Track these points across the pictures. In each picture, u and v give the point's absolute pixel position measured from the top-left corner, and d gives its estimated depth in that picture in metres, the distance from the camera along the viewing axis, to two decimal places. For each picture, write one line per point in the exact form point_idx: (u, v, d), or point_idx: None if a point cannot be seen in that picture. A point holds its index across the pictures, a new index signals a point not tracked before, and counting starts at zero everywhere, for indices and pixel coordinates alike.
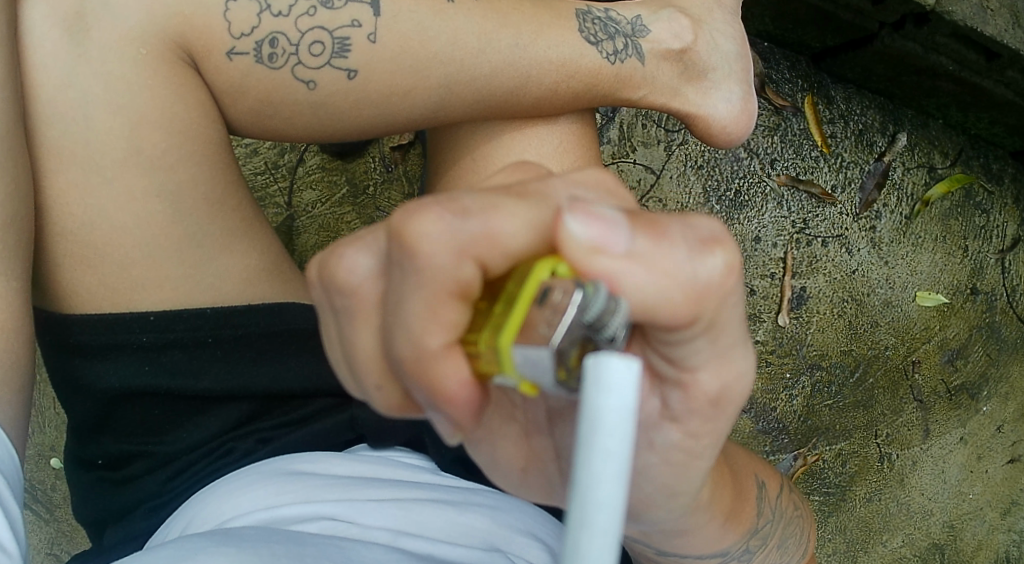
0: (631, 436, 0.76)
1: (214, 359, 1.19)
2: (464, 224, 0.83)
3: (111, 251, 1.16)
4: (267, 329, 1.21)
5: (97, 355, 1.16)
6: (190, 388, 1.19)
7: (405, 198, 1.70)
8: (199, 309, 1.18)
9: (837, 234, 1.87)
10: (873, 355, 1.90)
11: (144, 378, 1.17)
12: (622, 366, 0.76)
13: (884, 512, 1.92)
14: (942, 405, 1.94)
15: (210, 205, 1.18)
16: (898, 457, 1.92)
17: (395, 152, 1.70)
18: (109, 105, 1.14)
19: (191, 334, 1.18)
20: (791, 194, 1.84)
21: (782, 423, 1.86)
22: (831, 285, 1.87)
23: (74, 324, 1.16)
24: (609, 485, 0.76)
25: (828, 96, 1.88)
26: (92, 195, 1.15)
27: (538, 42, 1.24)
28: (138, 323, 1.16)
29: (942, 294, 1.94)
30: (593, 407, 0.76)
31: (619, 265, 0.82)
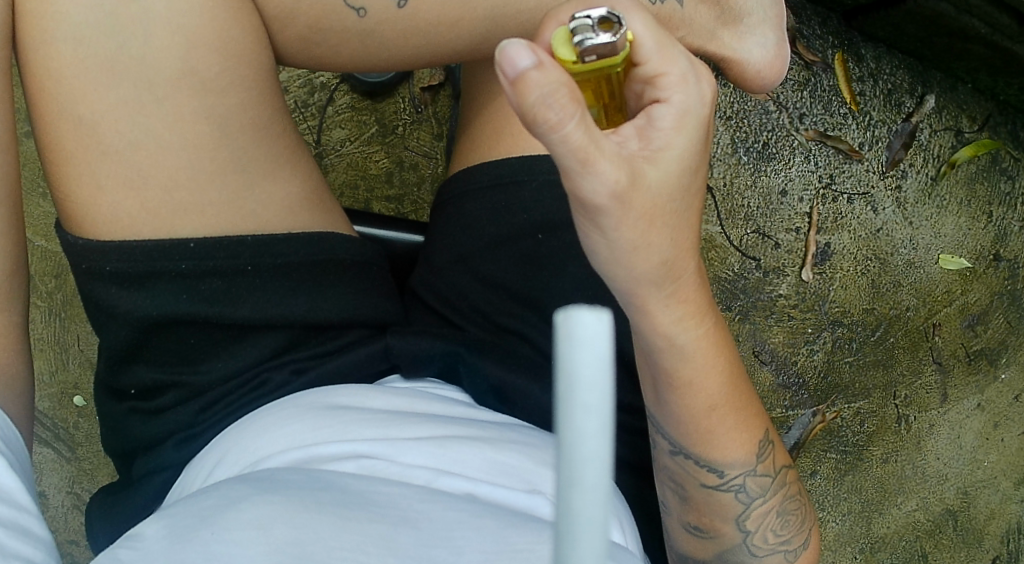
0: (610, 390, 0.74)
1: (254, 287, 1.19)
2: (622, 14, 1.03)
3: (154, 173, 1.16)
4: (306, 257, 1.21)
5: (133, 282, 1.15)
6: (227, 316, 1.18)
7: (434, 139, 1.70)
8: (239, 237, 1.18)
9: (863, 192, 1.86)
10: (894, 314, 1.90)
11: (181, 306, 1.16)
12: (593, 320, 0.74)
13: (899, 475, 1.95)
14: (961, 368, 1.97)
15: (251, 132, 1.20)
16: (916, 419, 1.95)
17: (425, 93, 1.69)
18: (167, 23, 1.14)
19: (231, 263, 1.17)
20: (818, 148, 1.83)
21: (802, 378, 1.85)
22: (856, 243, 1.86)
23: (109, 251, 1.14)
24: (592, 439, 0.74)
25: (859, 54, 1.86)
26: (138, 115, 1.15)
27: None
28: (178, 250, 1.16)
29: (965, 258, 1.95)
30: (569, 363, 0.73)
31: (665, 65, 1.04)
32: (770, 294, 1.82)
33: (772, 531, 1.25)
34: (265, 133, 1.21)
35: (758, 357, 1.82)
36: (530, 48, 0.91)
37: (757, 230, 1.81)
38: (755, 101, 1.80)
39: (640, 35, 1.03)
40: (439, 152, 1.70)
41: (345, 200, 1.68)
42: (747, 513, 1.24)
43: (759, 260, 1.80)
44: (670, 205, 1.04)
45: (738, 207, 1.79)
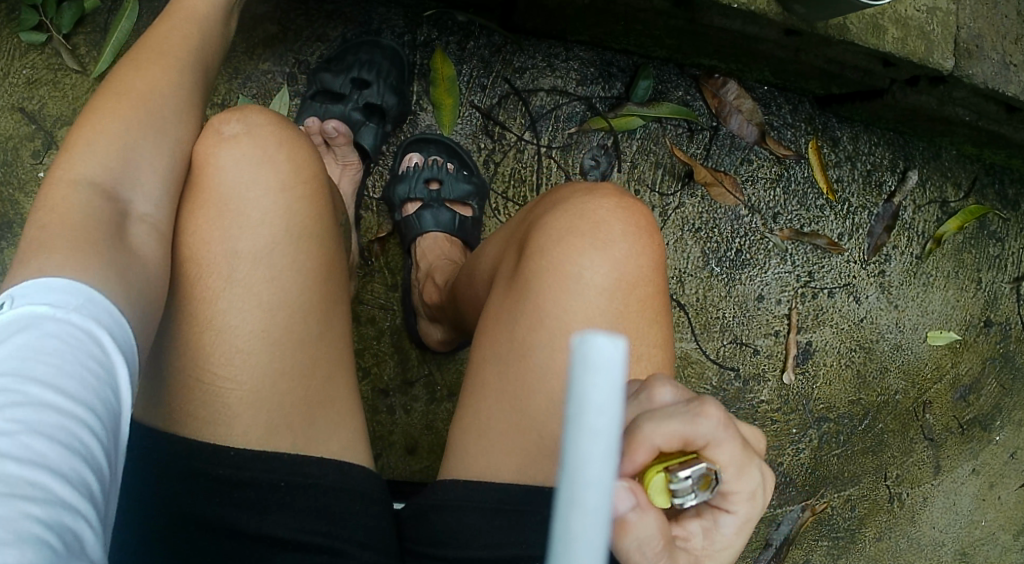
0: (619, 414, 0.70)
1: (282, 506, 1.11)
2: (686, 415, 0.90)
3: (242, 376, 1.13)
4: (336, 484, 1.13)
5: (171, 474, 1.11)
6: (250, 529, 1.10)
7: (389, 290, 1.65)
8: (276, 453, 1.12)
9: (844, 283, 1.77)
10: (882, 400, 1.85)
11: (212, 508, 1.10)
12: (609, 344, 0.69)
13: (894, 549, 1.93)
14: (954, 439, 1.93)
15: (319, 344, 1.17)
16: (909, 495, 1.92)
17: (374, 245, 1.64)
18: (255, 219, 1.16)
19: (265, 476, 1.11)
20: (794, 248, 1.74)
21: (790, 477, 1.82)
22: (839, 336, 1.79)
23: (155, 444, 1.11)
24: (600, 467, 0.70)
25: (833, 138, 1.77)
26: (227, 308, 1.13)
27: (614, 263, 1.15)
28: (217, 454, 1.11)
29: (954, 331, 1.87)
30: (580, 386, 0.69)
31: (737, 480, 0.94)
32: (751, 401, 1.75)
33: None
34: (313, 361, 1.16)
35: None
36: (632, 495, 0.88)
37: (734, 340, 1.73)
38: (725, 208, 1.71)
39: (723, 459, 0.92)
40: (395, 303, 1.65)
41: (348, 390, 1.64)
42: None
43: (738, 370, 1.73)
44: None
45: (713, 320, 1.71)
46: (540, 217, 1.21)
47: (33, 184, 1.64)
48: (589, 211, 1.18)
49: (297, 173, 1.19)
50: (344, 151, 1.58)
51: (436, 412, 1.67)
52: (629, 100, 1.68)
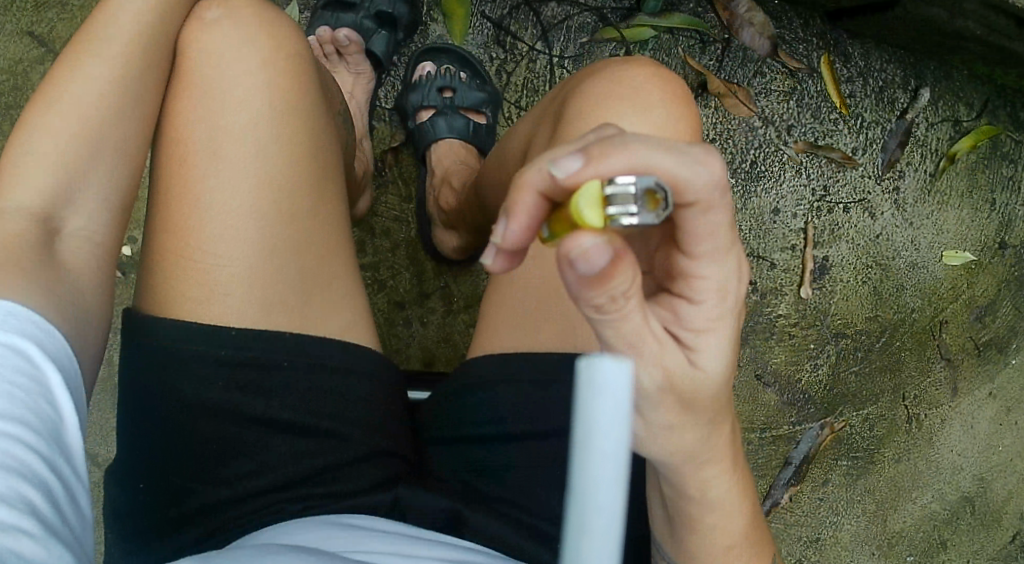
0: (626, 436, 0.86)
1: (285, 385, 1.20)
2: (675, 159, 0.92)
3: (230, 250, 1.20)
4: (333, 364, 1.22)
5: (171, 363, 1.19)
6: (256, 410, 1.20)
7: (402, 202, 1.68)
8: (278, 332, 1.20)
9: (859, 198, 1.80)
10: (899, 318, 1.86)
11: (217, 392, 1.19)
12: (614, 366, 0.87)
13: (913, 472, 1.95)
14: (970, 360, 1.95)
15: (308, 220, 1.24)
16: (927, 416, 1.93)
17: (388, 156, 1.69)
18: (240, 99, 1.23)
19: (268, 356, 1.19)
20: (809, 160, 1.77)
21: (808, 393, 1.84)
22: (855, 252, 1.81)
23: (153, 329, 1.19)
24: (604, 466, 0.86)
25: (845, 54, 1.80)
26: (213, 184, 1.20)
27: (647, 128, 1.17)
28: (220, 338, 1.18)
29: (969, 251, 1.90)
30: (587, 405, 0.87)
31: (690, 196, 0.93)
32: (769, 315, 1.79)
33: None
34: (302, 235, 1.23)
35: (760, 379, 1.81)
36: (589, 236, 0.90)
37: (752, 252, 1.76)
38: (739, 118, 1.74)
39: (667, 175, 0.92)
40: (409, 215, 1.69)
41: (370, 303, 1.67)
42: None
43: (755, 284, 1.77)
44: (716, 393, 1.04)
45: None
46: (572, 92, 1.23)
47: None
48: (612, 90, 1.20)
49: (278, 53, 1.26)
50: (356, 60, 1.63)
51: (453, 324, 1.69)
52: (641, 12, 1.71)
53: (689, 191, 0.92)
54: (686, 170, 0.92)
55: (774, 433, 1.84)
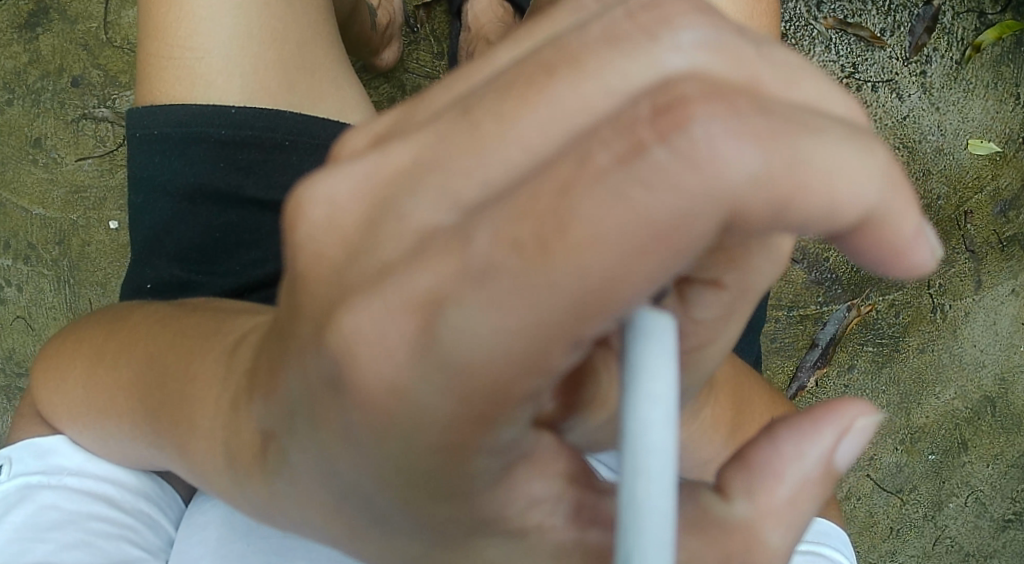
0: (675, 380, 0.74)
1: (289, 165, 1.35)
2: (773, 68, 0.78)
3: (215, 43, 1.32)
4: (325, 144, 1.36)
5: (175, 143, 1.33)
6: (259, 195, 1.35)
7: (435, 58, 1.67)
8: (280, 111, 1.33)
9: (887, 78, 1.85)
10: (925, 205, 1.90)
11: (218, 174, 1.33)
12: (658, 313, 0.75)
13: (937, 364, 1.97)
14: (994, 255, 1.96)
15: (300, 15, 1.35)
16: (950, 308, 1.96)
17: (419, 12, 1.67)
18: None
19: (269, 135, 1.33)
20: (838, 37, 1.84)
21: (835, 273, 1.88)
22: (883, 132, 1.86)
23: (152, 116, 1.33)
24: (660, 430, 0.74)
25: None
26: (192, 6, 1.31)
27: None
28: (221, 115, 1.32)
29: (994, 143, 1.92)
30: (637, 354, 0.74)
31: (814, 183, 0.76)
32: None
33: None
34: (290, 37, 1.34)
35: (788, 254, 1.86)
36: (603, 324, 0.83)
37: None
38: None
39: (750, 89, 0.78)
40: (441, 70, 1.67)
41: None
42: None
43: None
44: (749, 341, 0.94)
45: None
46: None
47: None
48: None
49: None
50: None
51: None
52: None
53: (893, 222, 0.77)
54: (895, 195, 0.77)
55: (801, 312, 1.89)
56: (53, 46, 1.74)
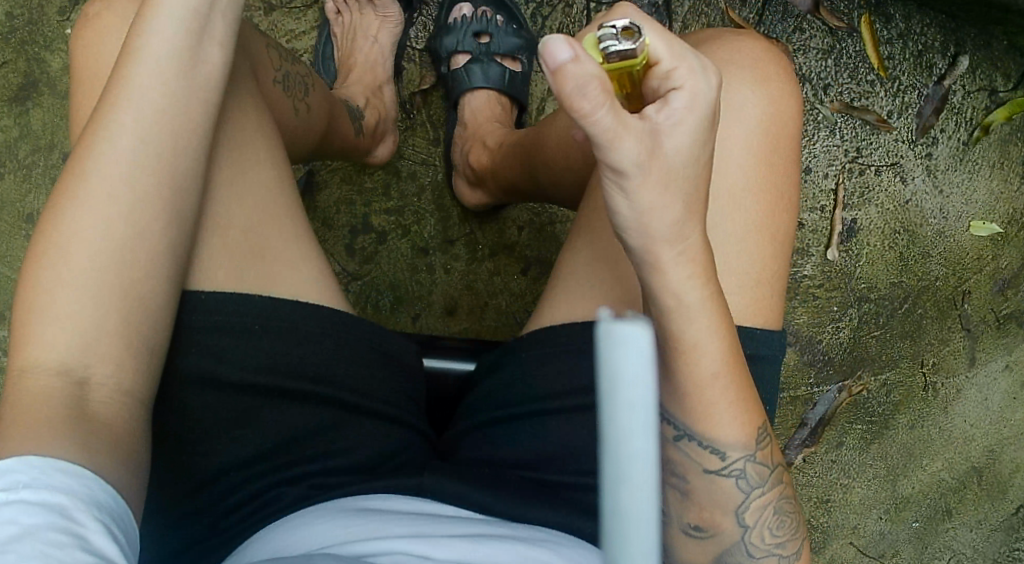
0: (652, 386, 0.76)
1: None
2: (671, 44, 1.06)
3: None
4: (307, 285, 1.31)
5: None
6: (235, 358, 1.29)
7: (430, 144, 1.65)
8: None
9: (892, 162, 1.81)
10: (923, 285, 1.89)
11: None
12: (632, 331, 0.75)
13: (926, 438, 1.98)
14: (990, 333, 1.95)
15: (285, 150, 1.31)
16: (943, 385, 1.96)
17: (415, 97, 1.64)
18: None
19: None
20: (843, 121, 1.79)
21: (828, 355, 1.87)
22: (884, 216, 1.83)
23: None
24: (640, 436, 0.76)
25: (886, 14, 1.79)
26: None
27: (728, 118, 1.20)
28: None
29: (996, 223, 1.89)
30: (616, 363, 0.75)
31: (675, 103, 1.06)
32: (795, 274, 1.83)
33: (772, 531, 1.23)
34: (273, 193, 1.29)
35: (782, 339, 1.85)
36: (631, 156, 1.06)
37: None
38: None
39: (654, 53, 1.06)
40: (437, 158, 1.65)
41: (384, 260, 1.66)
42: (747, 502, 1.22)
43: None
44: (718, 318, 1.14)
45: None
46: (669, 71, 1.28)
47: (60, 40, 1.65)
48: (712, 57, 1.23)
49: None
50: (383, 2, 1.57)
51: (477, 272, 1.69)
52: None
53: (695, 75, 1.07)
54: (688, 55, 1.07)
55: (792, 394, 1.88)
56: (46, 120, 1.64)
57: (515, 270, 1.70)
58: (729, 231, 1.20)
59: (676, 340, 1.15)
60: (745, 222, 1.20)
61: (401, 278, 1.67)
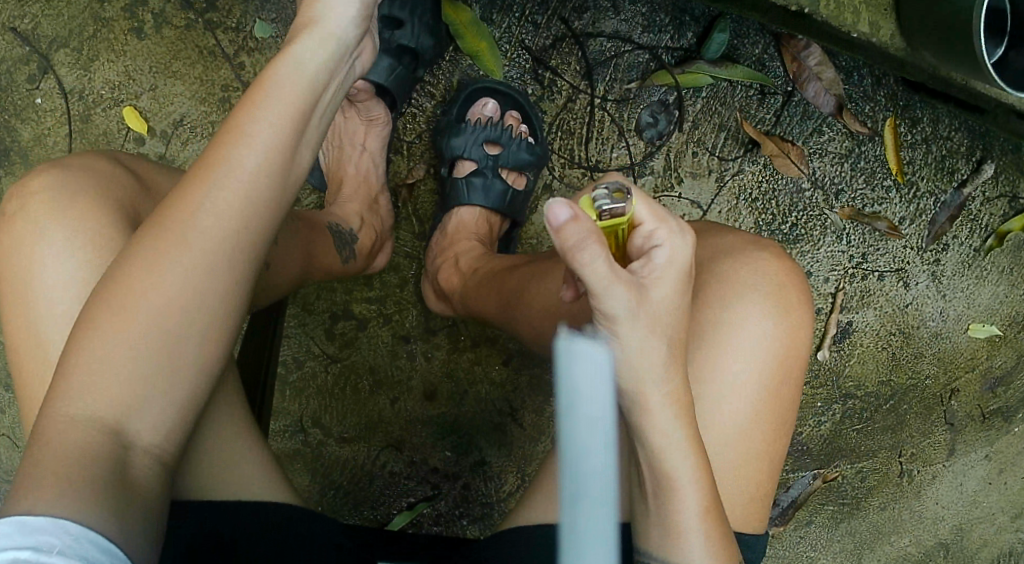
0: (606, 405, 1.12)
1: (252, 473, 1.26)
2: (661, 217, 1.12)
3: None
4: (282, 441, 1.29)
5: None
6: None
7: (416, 238, 1.63)
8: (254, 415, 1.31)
9: (896, 268, 1.79)
10: (911, 383, 1.86)
11: None
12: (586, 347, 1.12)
13: (897, 518, 1.89)
14: (974, 426, 1.89)
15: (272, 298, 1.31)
16: (919, 471, 1.89)
17: (403, 191, 1.63)
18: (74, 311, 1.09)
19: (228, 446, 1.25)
20: (852, 227, 1.76)
21: (807, 444, 1.85)
22: (881, 319, 1.81)
23: None
24: (593, 453, 1.10)
25: (913, 119, 1.76)
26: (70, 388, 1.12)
27: (740, 345, 1.29)
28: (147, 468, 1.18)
29: (995, 325, 1.85)
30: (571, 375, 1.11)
31: (653, 260, 1.12)
32: None
33: None
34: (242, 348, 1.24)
35: None
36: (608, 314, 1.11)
37: None
38: (787, 178, 1.73)
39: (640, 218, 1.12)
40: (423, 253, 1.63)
41: (366, 351, 1.64)
42: None
43: None
44: (701, 457, 1.15)
45: None
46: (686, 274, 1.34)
47: (28, 110, 1.58)
48: (730, 278, 1.32)
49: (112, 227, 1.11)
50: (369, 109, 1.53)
51: (459, 361, 1.67)
52: (701, 57, 1.67)
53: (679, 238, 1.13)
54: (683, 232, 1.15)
55: None
56: None
57: (497, 361, 1.68)
58: (729, 455, 1.29)
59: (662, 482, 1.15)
60: (745, 448, 1.29)
61: (384, 372, 1.65)
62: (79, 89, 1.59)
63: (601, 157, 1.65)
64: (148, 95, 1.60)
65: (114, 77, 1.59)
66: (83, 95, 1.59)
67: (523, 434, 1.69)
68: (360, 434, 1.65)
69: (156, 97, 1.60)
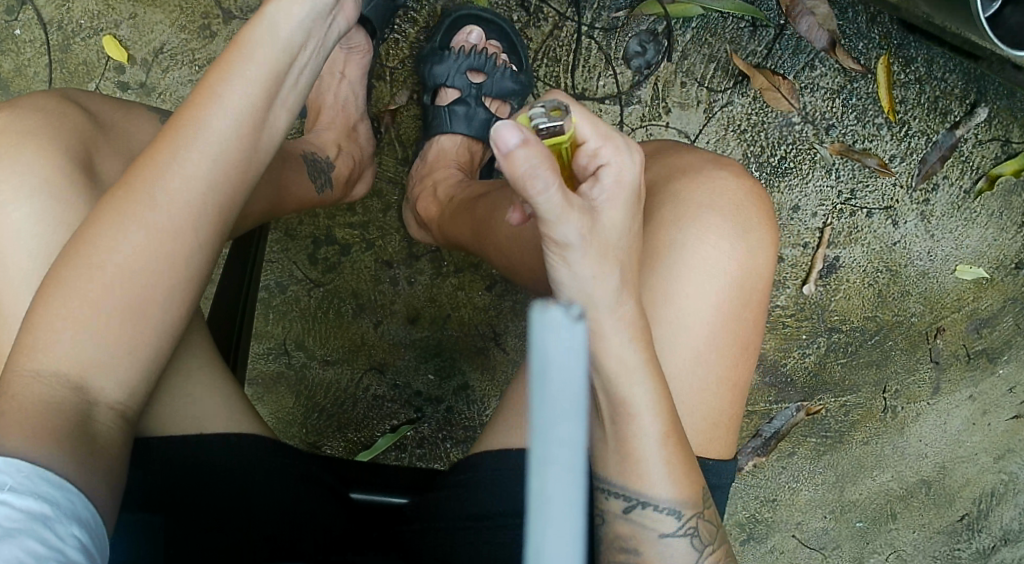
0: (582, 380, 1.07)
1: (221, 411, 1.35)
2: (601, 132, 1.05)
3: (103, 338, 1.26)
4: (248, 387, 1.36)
5: None
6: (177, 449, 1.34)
7: (398, 164, 1.67)
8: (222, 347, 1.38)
9: (885, 206, 1.79)
10: (897, 320, 1.84)
11: None
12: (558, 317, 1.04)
13: (878, 454, 1.87)
14: (958, 365, 1.86)
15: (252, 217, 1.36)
16: (902, 408, 1.86)
17: (385, 116, 1.67)
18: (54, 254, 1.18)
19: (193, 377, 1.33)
20: (841, 164, 1.77)
21: (791, 377, 1.83)
22: (869, 256, 1.80)
23: None
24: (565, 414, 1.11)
25: (907, 58, 1.75)
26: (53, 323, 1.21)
27: (701, 270, 1.22)
28: None
29: (983, 268, 1.83)
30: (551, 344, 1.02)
31: (603, 182, 1.05)
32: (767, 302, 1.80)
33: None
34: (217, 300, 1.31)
35: None
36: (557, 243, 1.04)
37: None
38: (777, 113, 1.73)
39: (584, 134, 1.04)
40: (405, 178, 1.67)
41: (348, 277, 1.68)
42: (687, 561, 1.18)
43: None
44: (657, 379, 1.11)
45: None
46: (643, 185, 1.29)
47: (8, 40, 1.64)
48: (689, 197, 1.25)
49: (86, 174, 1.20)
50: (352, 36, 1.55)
51: (441, 286, 1.69)
52: None
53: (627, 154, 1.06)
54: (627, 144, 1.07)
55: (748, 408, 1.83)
56: None
57: (480, 286, 1.70)
58: (689, 382, 1.23)
59: (615, 401, 1.12)
60: (705, 375, 1.23)
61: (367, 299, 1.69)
62: (59, 19, 1.65)
63: (588, 85, 1.70)
64: (128, 24, 1.65)
65: (95, 7, 1.65)
66: (61, 25, 1.65)
67: (504, 359, 1.71)
68: (341, 356, 1.69)
69: (135, 25, 1.65)
